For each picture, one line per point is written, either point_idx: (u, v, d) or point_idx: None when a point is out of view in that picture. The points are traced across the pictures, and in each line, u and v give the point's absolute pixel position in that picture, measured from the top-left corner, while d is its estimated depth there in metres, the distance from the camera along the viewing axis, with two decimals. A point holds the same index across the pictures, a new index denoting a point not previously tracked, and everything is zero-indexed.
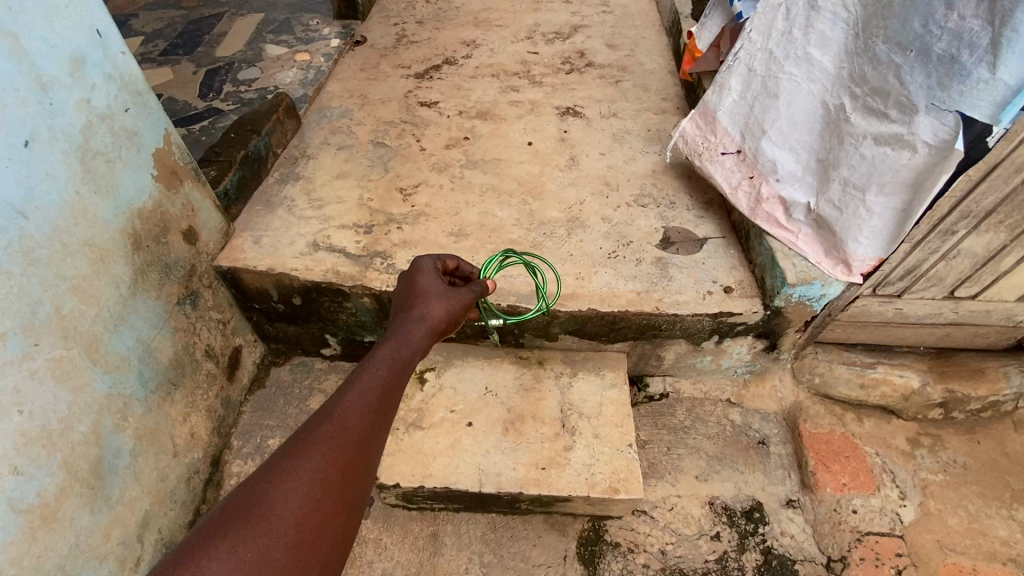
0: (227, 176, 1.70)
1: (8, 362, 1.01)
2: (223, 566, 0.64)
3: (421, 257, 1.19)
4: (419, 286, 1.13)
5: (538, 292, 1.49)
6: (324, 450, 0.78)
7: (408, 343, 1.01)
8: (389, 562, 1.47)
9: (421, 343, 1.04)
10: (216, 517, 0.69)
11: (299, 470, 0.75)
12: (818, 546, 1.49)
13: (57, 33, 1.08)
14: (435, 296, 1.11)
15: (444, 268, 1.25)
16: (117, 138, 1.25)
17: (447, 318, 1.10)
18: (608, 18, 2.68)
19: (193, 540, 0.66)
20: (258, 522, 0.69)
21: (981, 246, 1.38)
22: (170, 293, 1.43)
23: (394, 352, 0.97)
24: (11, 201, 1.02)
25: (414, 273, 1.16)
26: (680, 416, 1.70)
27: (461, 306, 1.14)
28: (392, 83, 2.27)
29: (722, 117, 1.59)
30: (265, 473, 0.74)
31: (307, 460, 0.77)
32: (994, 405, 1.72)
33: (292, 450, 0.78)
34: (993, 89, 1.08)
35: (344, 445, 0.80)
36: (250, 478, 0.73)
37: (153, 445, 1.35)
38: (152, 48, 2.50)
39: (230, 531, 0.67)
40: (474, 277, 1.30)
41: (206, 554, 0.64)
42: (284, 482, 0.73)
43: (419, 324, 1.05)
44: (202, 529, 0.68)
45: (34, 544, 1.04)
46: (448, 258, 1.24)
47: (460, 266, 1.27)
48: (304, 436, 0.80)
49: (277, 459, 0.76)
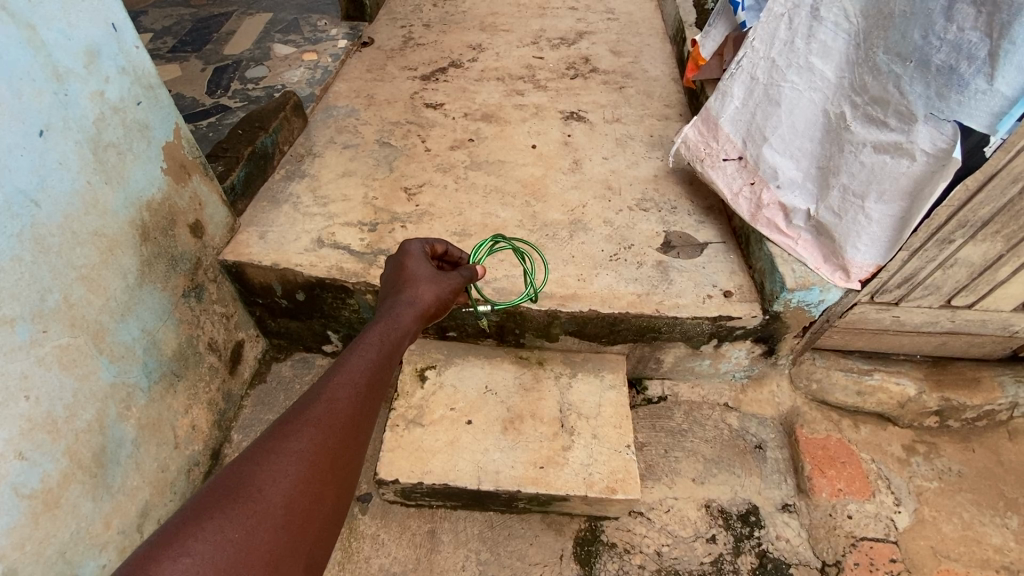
0: (234, 172, 1.71)
1: (16, 348, 1.02)
2: (210, 547, 0.64)
3: (410, 241, 1.21)
4: (408, 270, 1.15)
5: (527, 280, 1.49)
6: (312, 432, 0.79)
7: (398, 327, 1.02)
8: (386, 558, 1.48)
9: (411, 328, 1.05)
10: (202, 499, 0.68)
11: (287, 452, 0.75)
12: (812, 550, 1.50)
13: (74, 26, 1.10)
14: (425, 282, 1.12)
15: (433, 253, 1.26)
16: (128, 130, 1.26)
17: (437, 303, 1.12)
18: (613, 25, 2.71)
19: (178, 521, 0.65)
20: (245, 503, 0.69)
21: (978, 255, 1.40)
22: (175, 285, 1.44)
23: (383, 335, 0.99)
24: (23, 190, 1.03)
25: (404, 258, 1.18)
26: (678, 419, 1.71)
27: (450, 291, 1.16)
28: (398, 84, 2.29)
29: (724, 124, 1.62)
30: (253, 454, 0.74)
31: (295, 442, 0.77)
32: (989, 415, 1.74)
33: (280, 432, 0.78)
34: (990, 100, 1.10)
35: (333, 427, 0.81)
36: (237, 459, 0.73)
37: (154, 436, 1.36)
38: (161, 44, 2.53)
39: (217, 512, 0.67)
40: (463, 263, 1.32)
41: (192, 535, 0.64)
42: (271, 463, 0.73)
43: (409, 308, 1.06)
44: (187, 510, 0.67)
45: (37, 530, 1.05)
46: (437, 242, 1.25)
47: (449, 252, 1.29)
48: (292, 417, 0.80)
49: (265, 440, 0.76)
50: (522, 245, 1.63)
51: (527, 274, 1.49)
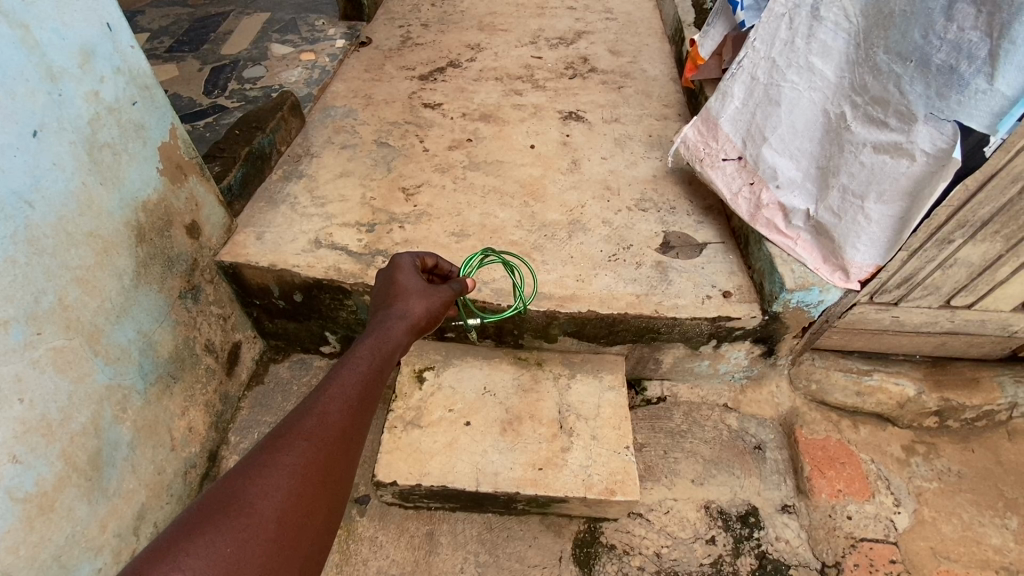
0: (230, 172, 1.71)
1: (11, 350, 1.01)
2: (201, 562, 0.63)
3: (401, 254, 1.20)
4: (399, 283, 1.14)
5: (516, 292, 1.50)
6: (305, 445, 0.78)
7: (390, 339, 1.01)
8: (385, 560, 1.47)
9: (403, 340, 1.04)
10: (192, 515, 0.67)
11: (278, 466, 0.74)
12: (812, 551, 1.50)
13: (68, 25, 1.10)
14: (416, 294, 1.11)
15: (423, 266, 1.25)
16: (124, 131, 1.26)
17: (428, 315, 1.11)
18: (611, 25, 2.70)
19: (170, 536, 0.64)
20: (237, 517, 0.68)
21: (977, 255, 1.40)
22: (172, 286, 1.43)
23: (374, 348, 0.98)
24: (17, 191, 1.02)
25: (395, 271, 1.17)
26: (677, 420, 1.71)
27: (441, 303, 1.15)
28: (396, 83, 2.28)
29: (723, 124, 1.62)
30: (244, 468, 0.73)
31: (288, 455, 0.76)
32: (988, 415, 1.74)
33: (271, 445, 0.77)
34: (991, 99, 1.09)
35: (325, 441, 0.80)
36: (228, 474, 0.72)
37: (151, 438, 1.36)
38: (159, 44, 2.51)
39: (208, 527, 0.66)
40: (453, 276, 1.31)
41: (184, 549, 0.63)
42: (262, 477, 0.73)
43: (401, 320, 1.05)
44: (178, 526, 0.66)
45: (31, 534, 1.04)
46: (427, 255, 1.25)
47: (439, 264, 1.28)
48: (284, 431, 0.79)
49: (257, 454, 0.75)
50: (512, 256, 1.63)
51: (517, 288, 1.49)
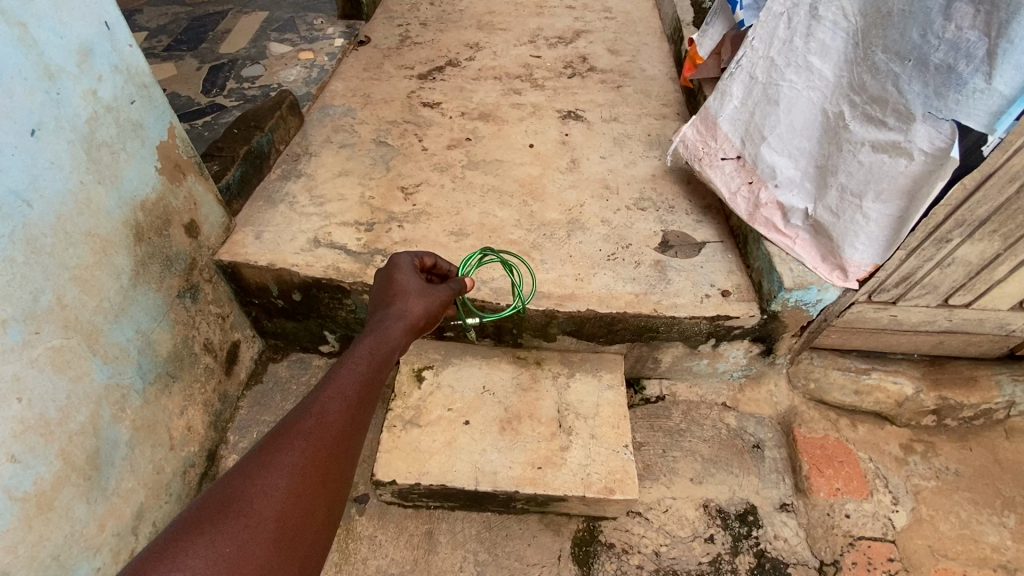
0: (229, 171, 1.70)
1: (10, 349, 1.01)
2: (200, 562, 0.63)
3: (399, 254, 1.20)
4: (398, 283, 1.14)
5: (515, 291, 1.50)
6: (304, 445, 0.78)
7: (389, 339, 1.01)
8: (384, 559, 1.47)
9: (402, 339, 1.04)
10: (191, 516, 0.67)
11: (277, 465, 0.74)
12: (811, 550, 1.50)
13: (65, 23, 1.09)
14: (414, 294, 1.11)
15: (421, 265, 1.25)
16: (122, 129, 1.25)
17: (427, 314, 1.11)
18: (610, 24, 2.70)
19: (169, 536, 0.65)
20: (237, 517, 0.68)
21: (975, 254, 1.40)
22: (170, 285, 1.43)
23: (373, 348, 0.98)
24: (15, 189, 1.02)
25: (393, 271, 1.17)
26: (676, 418, 1.71)
27: (439, 303, 1.15)
28: (395, 82, 2.28)
29: (722, 123, 1.62)
30: (243, 468, 0.73)
31: (287, 455, 0.76)
32: (986, 413, 1.74)
33: (270, 445, 0.77)
34: (989, 99, 1.10)
35: (324, 440, 0.80)
36: (227, 474, 0.72)
37: (150, 437, 1.35)
38: (157, 43, 2.51)
39: (207, 527, 0.66)
40: (452, 275, 1.31)
41: (183, 549, 0.63)
42: (261, 476, 0.73)
43: (399, 320, 1.05)
44: (177, 526, 0.66)
45: (30, 533, 1.04)
46: (426, 255, 1.25)
47: (438, 264, 1.28)
48: (283, 431, 0.79)
49: (255, 454, 0.75)
50: (510, 255, 1.62)
51: (515, 286, 1.50)
